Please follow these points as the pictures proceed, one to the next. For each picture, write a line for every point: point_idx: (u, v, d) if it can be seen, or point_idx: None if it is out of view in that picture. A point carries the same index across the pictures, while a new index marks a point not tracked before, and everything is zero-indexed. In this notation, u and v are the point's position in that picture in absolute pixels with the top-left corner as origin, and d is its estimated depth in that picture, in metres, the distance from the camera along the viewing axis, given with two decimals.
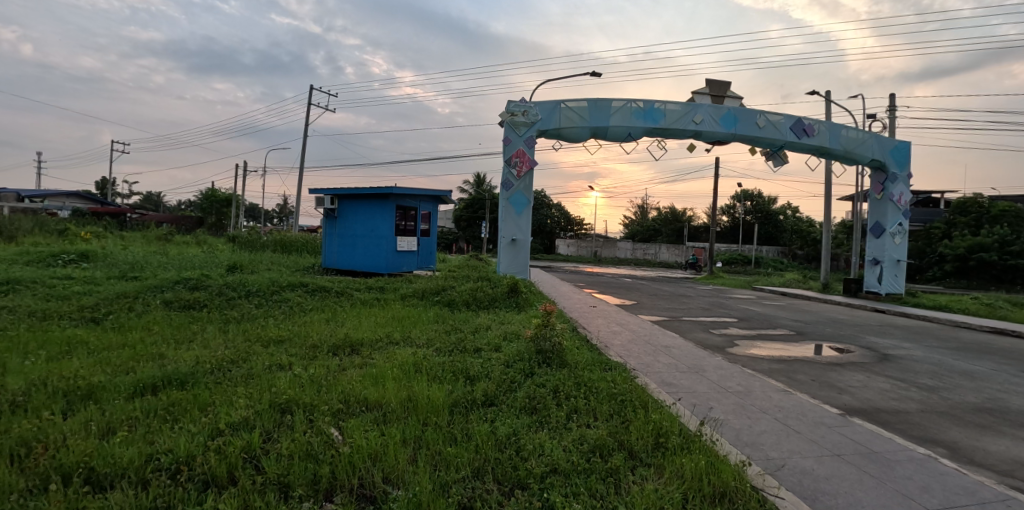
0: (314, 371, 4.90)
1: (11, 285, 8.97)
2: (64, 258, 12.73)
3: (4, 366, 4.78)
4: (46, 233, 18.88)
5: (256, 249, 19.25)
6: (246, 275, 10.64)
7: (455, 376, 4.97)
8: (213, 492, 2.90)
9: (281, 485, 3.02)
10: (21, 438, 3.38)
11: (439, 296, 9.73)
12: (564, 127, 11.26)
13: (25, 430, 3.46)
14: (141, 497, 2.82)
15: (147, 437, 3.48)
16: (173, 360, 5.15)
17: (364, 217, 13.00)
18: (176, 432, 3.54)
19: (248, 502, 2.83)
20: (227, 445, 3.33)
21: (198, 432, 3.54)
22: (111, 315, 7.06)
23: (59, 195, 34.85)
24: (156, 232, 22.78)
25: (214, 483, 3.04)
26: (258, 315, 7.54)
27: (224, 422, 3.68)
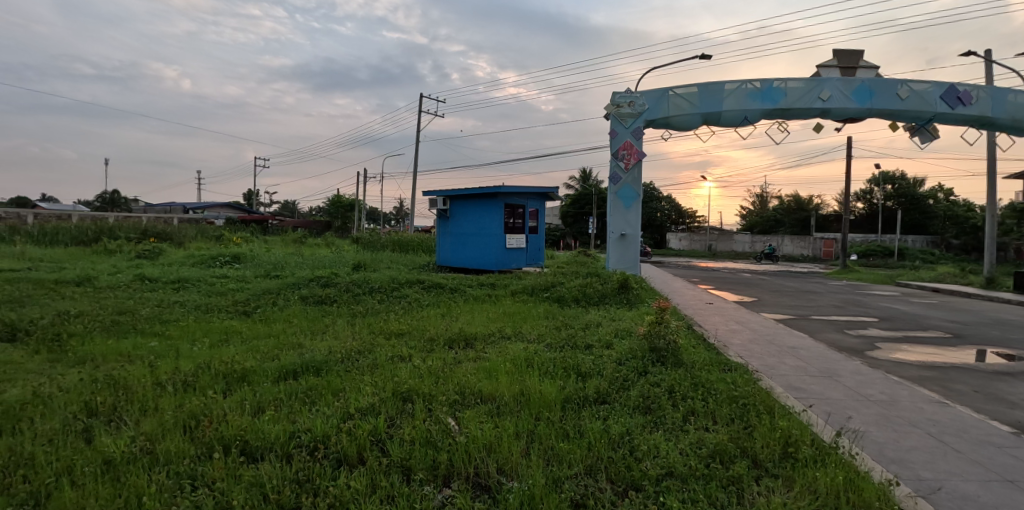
0: (432, 363, 5.13)
1: (182, 283, 10.46)
2: (221, 260, 14.60)
3: (178, 350, 5.56)
4: (207, 239, 21.84)
5: (377, 249, 20.69)
6: (369, 273, 11.45)
7: (566, 372, 4.94)
8: (344, 470, 3.14)
9: (403, 467, 3.19)
10: (191, 412, 3.89)
11: (548, 292, 9.76)
12: (672, 116, 10.75)
13: (195, 406, 3.98)
14: (286, 469, 3.12)
15: (290, 416, 3.86)
16: (310, 349, 5.69)
17: (475, 216, 13.42)
18: (313, 414, 3.89)
19: (376, 481, 3.02)
20: (356, 428, 3.58)
21: (331, 414, 3.85)
22: (259, 309, 7.96)
23: (216, 206, 40.31)
24: (294, 236, 25.36)
25: (346, 461, 3.29)
26: (380, 309, 8.07)
27: (353, 406, 3.96)
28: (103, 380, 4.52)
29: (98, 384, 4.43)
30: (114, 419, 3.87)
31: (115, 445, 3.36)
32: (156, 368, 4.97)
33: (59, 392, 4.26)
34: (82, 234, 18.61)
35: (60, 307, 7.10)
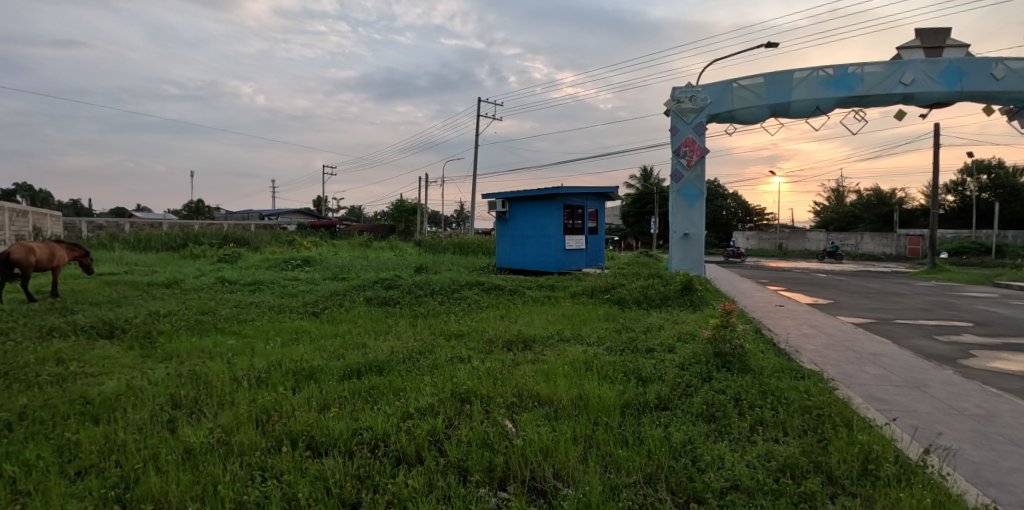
0: (490, 364, 5.15)
1: (258, 285, 11.08)
2: (293, 263, 15.38)
3: (254, 348, 5.70)
4: (281, 243, 23.10)
5: (438, 252, 21.09)
6: (430, 275, 11.68)
7: (626, 376, 4.81)
8: (403, 468, 3.16)
9: (460, 468, 3.18)
10: (263, 406, 3.95)
11: (608, 294, 9.57)
12: (737, 109, 10.29)
13: (267, 400, 4.04)
14: (349, 465, 3.17)
15: (353, 413, 3.95)
16: (373, 349, 5.86)
17: (533, 217, 13.40)
18: (375, 412, 3.96)
19: (433, 481, 3.03)
20: (415, 427, 3.61)
21: (392, 413, 3.91)
22: (327, 310, 8.29)
23: (289, 213, 42.64)
24: (360, 239, 26.35)
25: (405, 460, 3.32)
26: (440, 311, 8.19)
27: (413, 406, 4.02)
28: (186, 375, 4.49)
29: (182, 378, 4.38)
30: (193, 411, 3.86)
31: (195, 435, 3.36)
32: (233, 363, 5.05)
33: (147, 384, 4.21)
34: (171, 240, 20.17)
35: (151, 307, 7.66)
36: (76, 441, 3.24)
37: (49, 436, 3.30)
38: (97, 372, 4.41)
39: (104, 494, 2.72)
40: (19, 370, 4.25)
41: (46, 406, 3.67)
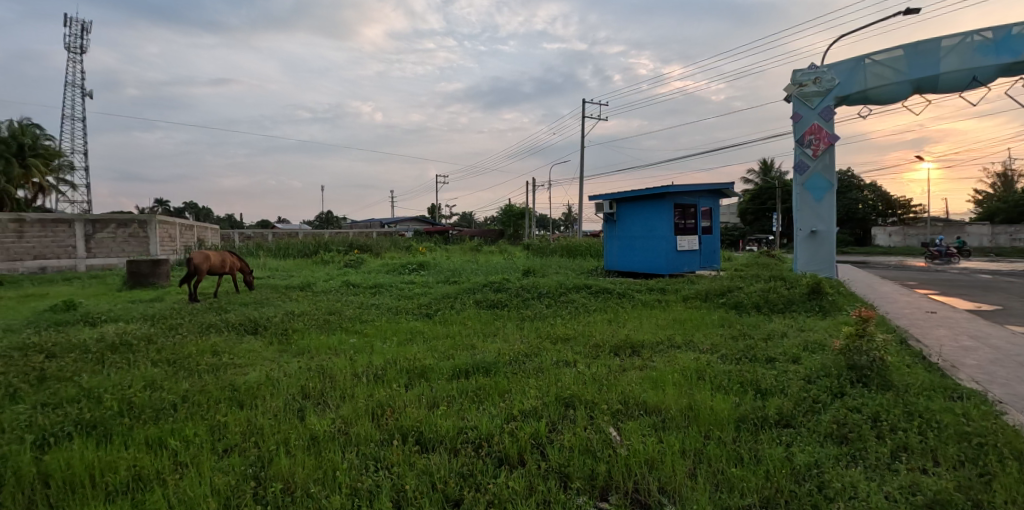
0: (596, 370, 4.61)
1: (379, 288, 11.92)
2: (409, 268, 16.32)
3: (374, 347, 5.60)
4: (399, 249, 24.70)
5: (545, 255, 21.25)
6: (537, 279, 11.79)
7: (742, 387, 4.32)
8: (505, 469, 2.90)
9: (561, 474, 2.96)
10: (378, 402, 3.65)
11: (725, 298, 8.99)
12: (871, 88, 9.21)
13: (382, 396, 3.73)
14: (453, 462, 2.92)
15: (461, 413, 3.59)
16: (484, 349, 5.34)
17: (642, 218, 12.99)
18: (480, 412, 3.61)
19: (533, 484, 2.79)
20: (518, 430, 3.35)
21: (495, 415, 3.57)
22: (440, 311, 8.69)
23: (406, 220, 45.57)
24: (470, 244, 27.35)
25: (507, 461, 3.08)
26: (547, 314, 8.10)
27: (517, 409, 3.67)
28: (315, 369, 4.35)
29: (312, 372, 4.24)
30: (319, 402, 3.68)
31: (322, 423, 3.18)
32: (353, 362, 4.75)
33: (283, 376, 4.13)
34: (306, 248, 22.40)
35: (288, 308, 8.51)
36: (224, 423, 3.15)
37: (202, 417, 3.24)
38: (244, 363, 4.53)
39: (243, 471, 2.62)
40: (184, 359, 4.52)
41: (202, 390, 3.68)
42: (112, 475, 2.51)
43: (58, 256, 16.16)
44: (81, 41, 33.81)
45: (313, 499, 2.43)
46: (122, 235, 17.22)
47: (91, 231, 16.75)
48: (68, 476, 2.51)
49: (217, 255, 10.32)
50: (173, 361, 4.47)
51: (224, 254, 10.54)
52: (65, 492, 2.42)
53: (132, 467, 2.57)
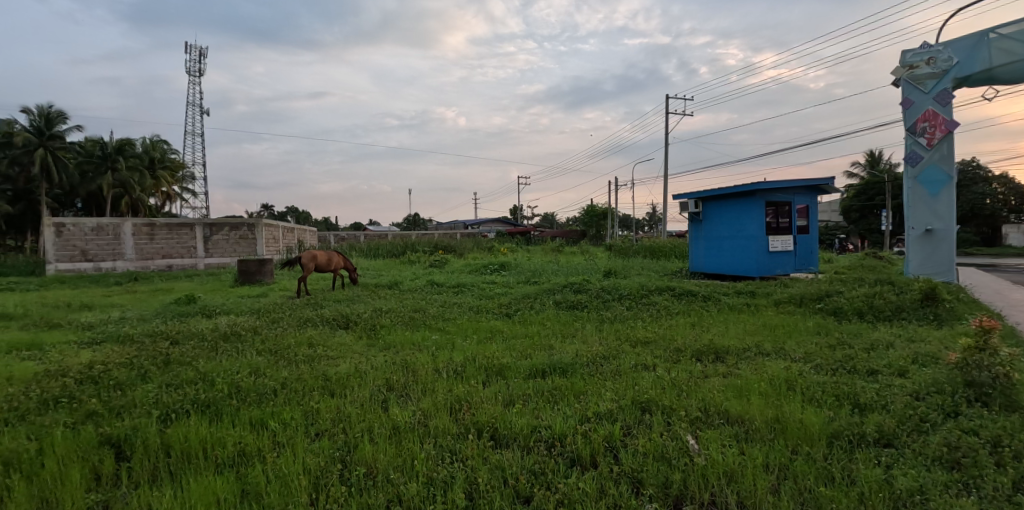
0: (677, 374, 4.22)
1: (461, 288, 12.22)
2: (491, 268, 16.60)
3: (454, 344, 5.68)
4: (482, 250, 25.24)
5: (628, 256, 20.77)
6: (619, 280, 11.53)
7: (838, 401, 3.97)
8: (576, 470, 2.75)
9: (634, 479, 2.74)
10: (456, 396, 3.66)
11: (823, 304, 8.33)
12: (997, 65, 8.14)
13: (460, 391, 3.73)
14: (524, 459, 2.82)
15: (535, 411, 3.43)
16: (559, 351, 4.99)
17: (730, 217, 12.36)
18: (554, 412, 3.43)
19: (604, 488, 2.62)
20: (592, 431, 3.13)
21: (570, 415, 3.37)
22: (519, 311, 8.34)
23: (489, 222, 46.55)
24: (552, 245, 27.34)
25: (579, 462, 2.89)
26: (628, 316, 7.54)
27: (591, 409, 3.44)
28: (399, 363, 4.53)
29: (395, 366, 4.42)
30: (402, 394, 3.81)
31: (403, 414, 3.29)
32: (435, 358, 4.82)
33: (370, 368, 4.37)
34: (394, 249, 23.47)
35: (377, 305, 8.95)
36: (317, 409, 3.39)
37: (298, 402, 3.51)
38: (335, 355, 4.86)
39: (332, 455, 2.78)
40: (285, 350, 4.93)
41: (298, 378, 4.00)
42: (221, 449, 2.81)
43: (181, 256, 18.14)
44: (200, 64, 37.59)
45: (392, 484, 2.51)
46: (234, 236, 19.00)
47: (209, 234, 18.60)
48: (184, 448, 2.83)
49: (326, 255, 11.20)
50: (274, 351, 4.89)
51: (329, 253, 11.25)
52: (182, 462, 2.73)
53: (238, 444, 2.86)
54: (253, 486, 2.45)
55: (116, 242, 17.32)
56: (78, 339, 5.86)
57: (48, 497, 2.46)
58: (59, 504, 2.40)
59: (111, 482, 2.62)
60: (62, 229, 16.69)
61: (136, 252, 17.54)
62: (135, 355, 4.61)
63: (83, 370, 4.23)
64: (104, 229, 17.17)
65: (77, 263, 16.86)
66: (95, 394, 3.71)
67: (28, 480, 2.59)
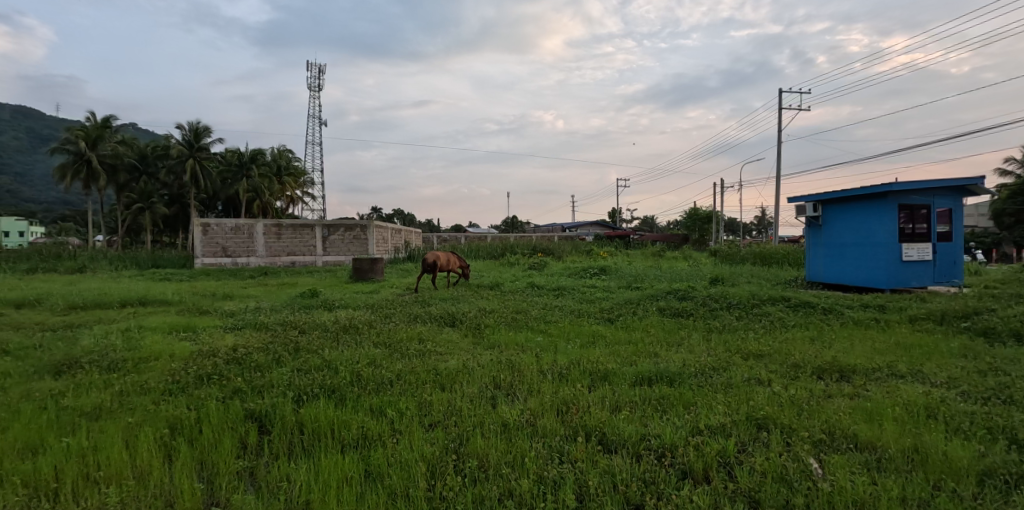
0: (795, 392, 3.94)
1: (561, 291, 12.24)
2: (591, 272, 16.44)
3: (557, 347, 5.71)
4: (580, 253, 25.10)
5: (735, 262, 19.62)
6: (727, 288, 10.93)
7: (994, 435, 3.47)
8: (688, 483, 2.65)
9: (751, 499, 2.58)
10: (561, 398, 3.68)
11: (971, 322, 7.32)
12: None
13: (564, 393, 3.75)
14: (633, 467, 2.77)
15: (642, 419, 3.37)
16: (665, 359, 4.85)
17: (856, 222, 11.26)
18: (663, 421, 3.33)
19: (719, 504, 2.50)
20: (705, 444, 3.01)
21: (680, 425, 3.27)
22: (620, 317, 8.19)
23: (588, 226, 46.38)
24: (652, 249, 26.54)
25: (691, 476, 2.78)
26: (738, 327, 7.11)
27: (703, 422, 3.30)
28: (504, 362, 4.63)
29: (500, 365, 4.53)
30: (509, 393, 3.90)
31: (511, 412, 3.37)
32: (539, 359, 4.89)
33: (477, 366, 4.52)
34: (494, 251, 24.02)
35: (480, 305, 9.22)
36: (430, 401, 3.58)
37: (412, 394, 3.73)
38: (444, 351, 5.08)
39: (446, 445, 2.92)
40: (398, 344, 5.24)
41: (411, 371, 4.24)
42: (347, 432, 3.06)
43: (303, 254, 19.93)
44: (319, 80, 41.02)
45: (503, 479, 2.59)
46: (348, 237, 20.52)
47: (326, 234, 20.25)
48: (315, 427, 3.12)
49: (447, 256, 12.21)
50: (388, 344, 5.23)
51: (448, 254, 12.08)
52: (312, 439, 3.02)
53: (361, 428, 3.09)
54: (376, 468, 2.64)
55: (250, 241, 19.40)
56: (223, 325, 6.65)
57: (206, 460, 2.84)
58: (216, 467, 2.75)
59: (254, 451, 2.96)
60: (208, 228, 18.96)
61: (266, 249, 19.53)
62: (271, 341, 5.15)
63: (229, 352, 4.81)
64: (240, 229, 19.28)
65: (219, 258, 19.09)
66: (240, 373, 4.20)
67: (190, 443, 3.01)
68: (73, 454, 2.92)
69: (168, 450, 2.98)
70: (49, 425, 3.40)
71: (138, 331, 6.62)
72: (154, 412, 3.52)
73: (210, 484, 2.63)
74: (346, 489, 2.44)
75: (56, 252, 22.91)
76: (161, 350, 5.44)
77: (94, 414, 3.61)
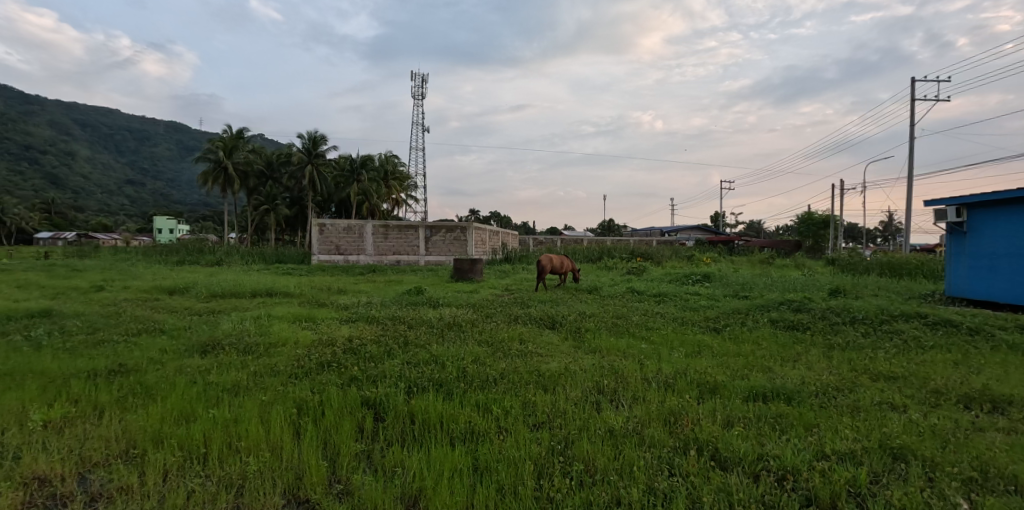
0: (941, 422, 3.49)
1: (662, 297, 11.86)
2: (693, 278, 15.76)
3: (661, 355, 5.54)
4: (680, 258, 24.17)
5: (859, 272, 17.83)
6: (851, 300, 9.98)
7: None
8: None
9: None
10: (668, 409, 3.57)
11: None
12: None
13: (671, 404, 3.64)
14: (751, 487, 2.62)
15: (758, 437, 3.17)
16: (781, 375, 4.53)
17: (1012, 229, 9.81)
18: (780, 442, 3.12)
19: None
20: (832, 471, 2.77)
21: (802, 448, 3.04)
22: (728, 327, 7.78)
23: (689, 230, 44.50)
24: (761, 256, 24.88)
25: (817, 504, 2.57)
26: (865, 344, 6.46)
27: (829, 447, 3.04)
28: (606, 368, 4.58)
29: (603, 371, 4.48)
30: (613, 399, 3.85)
31: (616, 419, 3.33)
32: (642, 366, 4.77)
33: (579, 369, 4.51)
34: (591, 254, 23.80)
35: (579, 308, 9.18)
36: (534, 402, 3.63)
37: (517, 393, 3.80)
38: (545, 353, 5.12)
39: (552, 447, 2.95)
40: (501, 343, 5.37)
41: (514, 371, 4.33)
42: (456, 425, 3.19)
43: (407, 253, 21.03)
44: (423, 89, 43.03)
45: (611, 486, 2.56)
46: (449, 237, 21.32)
47: (429, 235, 21.21)
48: (425, 418, 3.29)
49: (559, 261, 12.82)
50: (491, 343, 5.36)
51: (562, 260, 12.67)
52: (422, 430, 3.18)
53: (469, 423, 3.21)
54: (485, 464, 2.72)
55: (360, 240, 20.80)
56: (340, 317, 7.19)
57: (330, 440, 3.09)
58: (339, 447, 2.99)
59: (370, 436, 3.18)
60: (324, 228, 20.59)
61: (375, 248, 20.84)
62: (383, 334, 5.49)
63: (346, 343, 5.19)
64: (352, 229, 20.73)
65: (333, 255, 20.67)
66: (356, 363, 4.53)
67: (315, 423, 3.29)
68: (219, 423, 3.31)
69: (297, 428, 3.28)
70: (198, 398, 3.88)
71: (268, 319, 7.35)
72: (283, 392, 3.89)
73: (334, 462, 2.86)
74: (458, 480, 2.55)
75: (198, 247, 26.03)
76: (288, 337, 6.01)
77: (235, 390, 4.07)
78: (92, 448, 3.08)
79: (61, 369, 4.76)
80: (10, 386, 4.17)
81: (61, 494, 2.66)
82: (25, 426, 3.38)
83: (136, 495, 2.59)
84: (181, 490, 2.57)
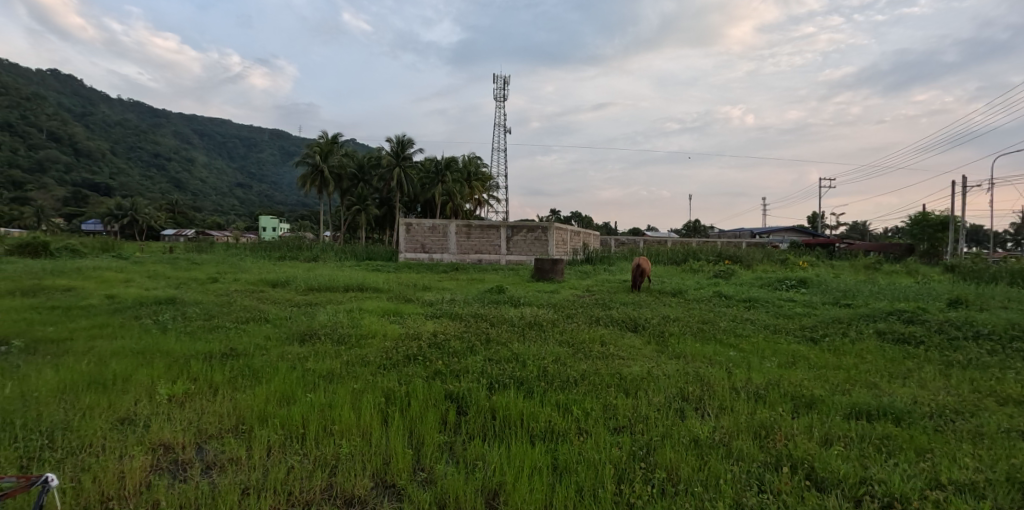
0: None
1: (752, 302, 11.26)
2: (787, 284, 14.78)
3: (751, 364, 5.27)
4: (773, 261, 22.77)
5: (985, 281, 15.88)
6: (975, 313, 8.91)
7: None
8: None
9: None
10: (758, 422, 3.39)
11: None
12: None
13: (762, 416, 3.45)
14: None
15: (861, 459, 2.94)
16: (889, 392, 4.15)
17: None
18: (887, 465, 2.87)
19: None
20: (947, 502, 2.51)
21: (912, 474, 2.78)
22: (827, 337, 7.23)
23: (783, 232, 41.81)
24: (865, 261, 22.86)
25: None
26: (992, 363, 5.75)
27: (945, 476, 2.75)
28: (692, 374, 4.42)
29: (688, 377, 4.33)
30: (698, 408, 3.72)
31: (702, 427, 3.21)
32: (731, 375, 4.56)
33: (663, 375, 4.39)
34: (675, 256, 23.04)
35: (662, 312, 8.93)
36: (615, 405, 3.59)
37: (598, 395, 3.77)
38: (627, 356, 5.03)
39: (633, 451, 2.91)
40: (581, 344, 5.35)
41: (595, 373, 4.30)
42: (535, 423, 3.23)
43: (489, 252, 21.44)
44: (504, 91, 43.67)
45: (695, 497, 2.48)
46: (531, 237, 21.49)
47: (511, 235, 21.49)
48: (506, 415, 3.36)
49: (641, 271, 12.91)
50: (572, 343, 5.36)
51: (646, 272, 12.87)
52: (502, 426, 3.25)
53: (549, 421, 3.24)
54: (564, 464, 2.73)
55: (444, 239, 21.49)
56: (426, 312, 7.51)
57: (415, 429, 3.23)
58: (422, 437, 3.13)
59: (453, 428, 3.30)
60: (410, 227, 21.47)
61: (457, 247, 21.45)
62: (465, 331, 5.65)
63: (431, 337, 5.40)
64: (436, 228, 21.47)
65: (419, 253, 21.53)
66: (440, 357, 4.70)
67: (400, 413, 3.46)
68: (316, 407, 3.57)
69: (385, 416, 3.46)
70: (298, 382, 4.20)
71: (360, 312, 7.80)
72: (372, 382, 4.11)
73: (418, 451, 2.99)
74: (537, 478, 2.58)
75: (298, 244, 28.14)
76: (377, 329, 6.35)
77: (330, 377, 4.37)
78: (208, 421, 3.43)
79: (184, 349, 5.34)
80: (143, 364, 4.74)
81: (183, 460, 2.99)
82: (154, 398, 3.84)
83: (245, 466, 2.86)
84: (282, 466, 2.79)
